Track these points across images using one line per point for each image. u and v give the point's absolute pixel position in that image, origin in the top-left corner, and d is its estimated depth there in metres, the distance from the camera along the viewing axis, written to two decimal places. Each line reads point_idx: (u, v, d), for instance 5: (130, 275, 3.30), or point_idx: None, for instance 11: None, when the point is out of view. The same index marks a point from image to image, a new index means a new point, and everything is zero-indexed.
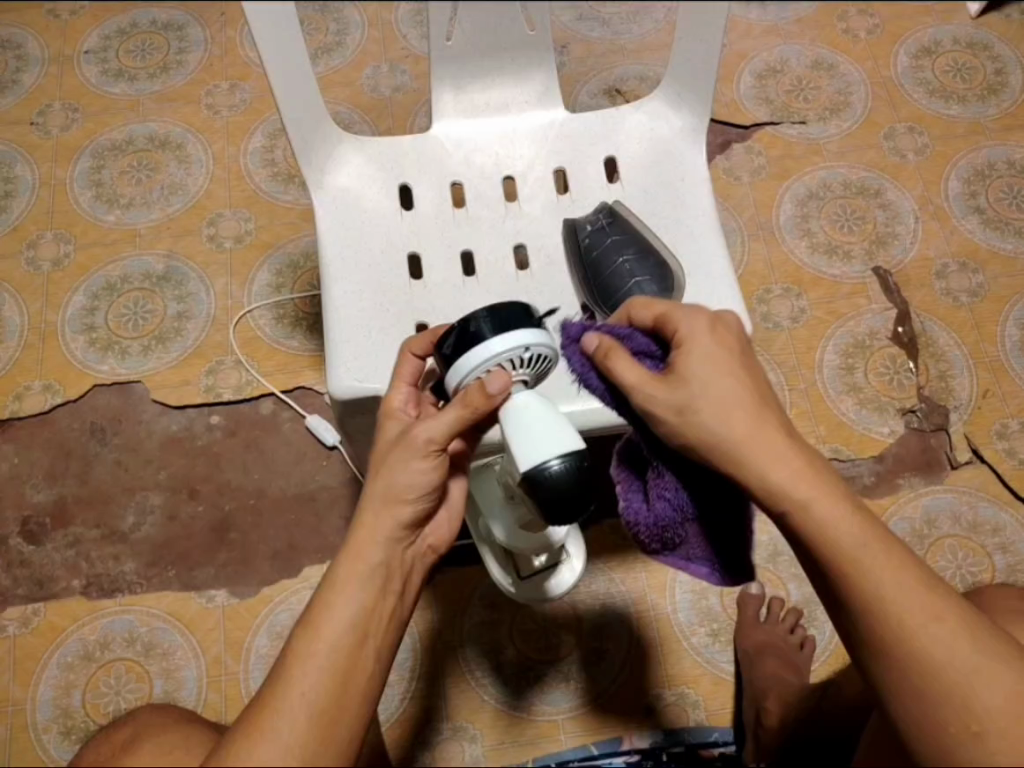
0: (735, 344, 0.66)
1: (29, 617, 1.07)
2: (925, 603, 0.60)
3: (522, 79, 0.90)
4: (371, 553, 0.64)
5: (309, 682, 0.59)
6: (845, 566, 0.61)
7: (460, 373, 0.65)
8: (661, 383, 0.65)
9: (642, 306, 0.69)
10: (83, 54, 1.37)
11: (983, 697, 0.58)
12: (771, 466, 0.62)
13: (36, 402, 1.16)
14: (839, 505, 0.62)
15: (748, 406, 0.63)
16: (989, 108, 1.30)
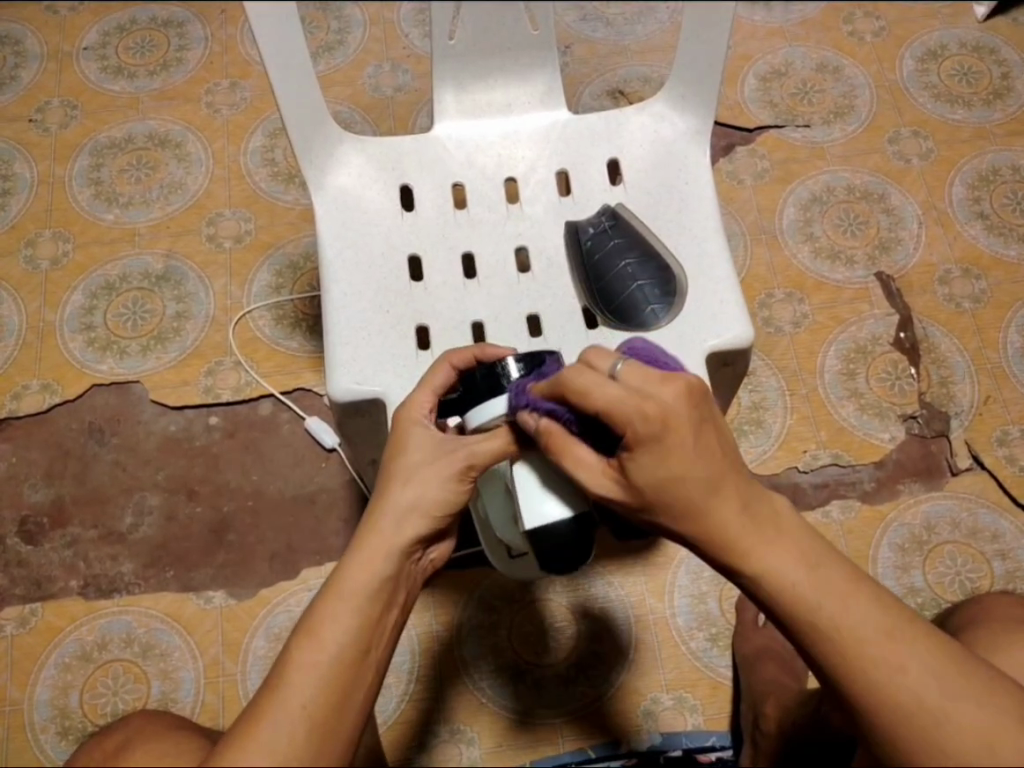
0: (688, 432, 0.58)
1: (27, 617, 1.06)
2: (890, 645, 0.57)
3: (525, 79, 0.89)
4: (384, 562, 0.64)
5: (309, 693, 0.59)
6: (804, 616, 0.58)
7: (484, 413, 0.70)
8: (611, 478, 0.62)
9: (576, 395, 0.61)
10: (81, 51, 1.36)
11: (955, 739, 0.56)
12: (723, 525, 0.59)
13: (34, 401, 1.16)
14: (795, 555, 0.59)
15: (700, 484, 0.58)
16: (995, 113, 1.29)
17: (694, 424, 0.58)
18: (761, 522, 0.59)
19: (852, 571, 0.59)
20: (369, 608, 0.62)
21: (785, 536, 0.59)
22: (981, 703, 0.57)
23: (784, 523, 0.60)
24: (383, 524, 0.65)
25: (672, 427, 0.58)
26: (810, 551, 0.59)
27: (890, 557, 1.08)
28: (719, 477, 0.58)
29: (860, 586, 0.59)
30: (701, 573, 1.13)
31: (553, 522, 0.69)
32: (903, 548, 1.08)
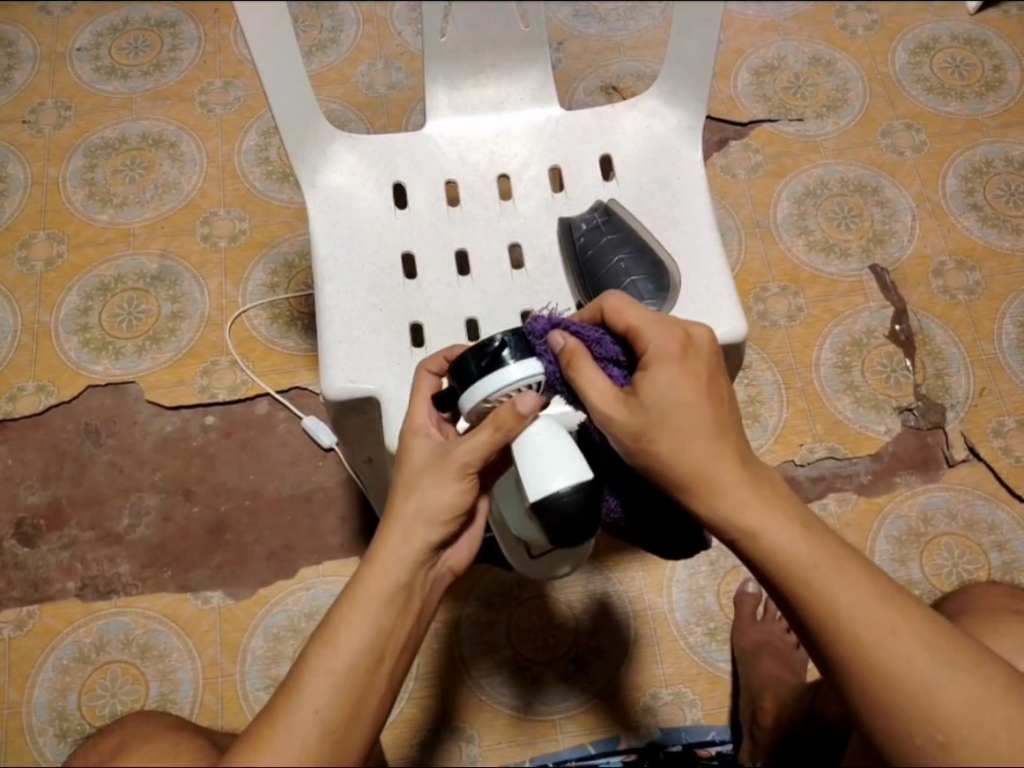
0: (704, 367, 0.63)
1: (25, 618, 1.06)
2: (881, 611, 0.58)
3: (517, 76, 0.89)
4: (399, 570, 0.63)
5: (321, 698, 0.59)
6: (797, 578, 0.60)
7: (478, 392, 0.67)
8: (621, 404, 0.63)
9: (612, 312, 0.66)
10: (74, 52, 1.36)
11: (945, 709, 0.57)
12: (723, 482, 0.61)
13: (30, 403, 1.16)
14: (792, 520, 0.61)
15: (711, 430, 0.62)
16: (988, 105, 1.29)
17: (709, 363, 0.64)
18: (757, 481, 0.62)
19: (842, 541, 0.62)
20: (382, 615, 0.62)
21: (777, 500, 0.62)
22: (971, 672, 0.58)
23: (779, 488, 0.63)
24: (391, 532, 0.64)
25: (690, 362, 0.63)
26: (802, 516, 0.62)
27: (888, 549, 1.08)
28: (724, 427, 0.62)
29: (849, 553, 0.61)
30: (699, 568, 1.13)
31: (558, 494, 0.64)
32: (901, 540, 1.08)
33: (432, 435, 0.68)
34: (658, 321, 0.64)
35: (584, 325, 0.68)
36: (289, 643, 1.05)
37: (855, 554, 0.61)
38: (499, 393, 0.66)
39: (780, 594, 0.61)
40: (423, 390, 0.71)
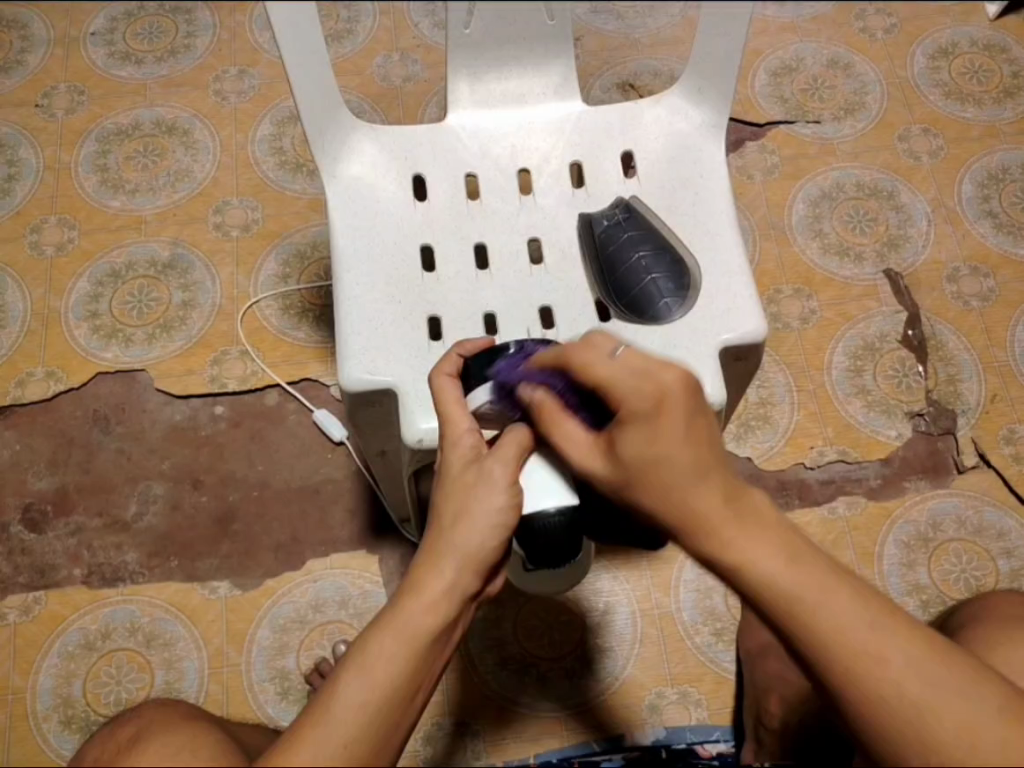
0: (678, 421, 0.58)
1: (31, 605, 1.06)
2: (873, 637, 0.56)
3: (540, 69, 0.89)
4: (444, 607, 0.61)
5: (351, 730, 0.57)
6: (785, 610, 0.57)
7: (488, 393, 0.70)
8: (602, 455, 0.63)
9: (580, 365, 0.61)
10: (88, 36, 1.35)
11: (937, 734, 0.56)
12: (708, 521, 0.57)
13: (38, 389, 1.15)
14: (779, 546, 0.57)
15: (689, 475, 0.58)
16: (1005, 112, 1.29)
17: (688, 410, 0.58)
18: (744, 513, 0.58)
19: (833, 562, 0.58)
20: (421, 651, 0.60)
21: (766, 529, 0.58)
22: (962, 692, 0.57)
23: (766, 514, 0.58)
24: (445, 564, 0.62)
25: (664, 416, 0.58)
26: (791, 540, 0.58)
27: (896, 554, 1.08)
28: (708, 468, 0.58)
29: (840, 576, 0.57)
30: (707, 569, 1.13)
31: (544, 514, 0.68)
32: (909, 546, 1.08)
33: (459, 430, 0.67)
34: (632, 372, 0.59)
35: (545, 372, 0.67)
36: (295, 634, 1.05)
37: (846, 576, 0.58)
38: (510, 396, 0.70)
39: (767, 621, 0.58)
40: (450, 400, 0.69)
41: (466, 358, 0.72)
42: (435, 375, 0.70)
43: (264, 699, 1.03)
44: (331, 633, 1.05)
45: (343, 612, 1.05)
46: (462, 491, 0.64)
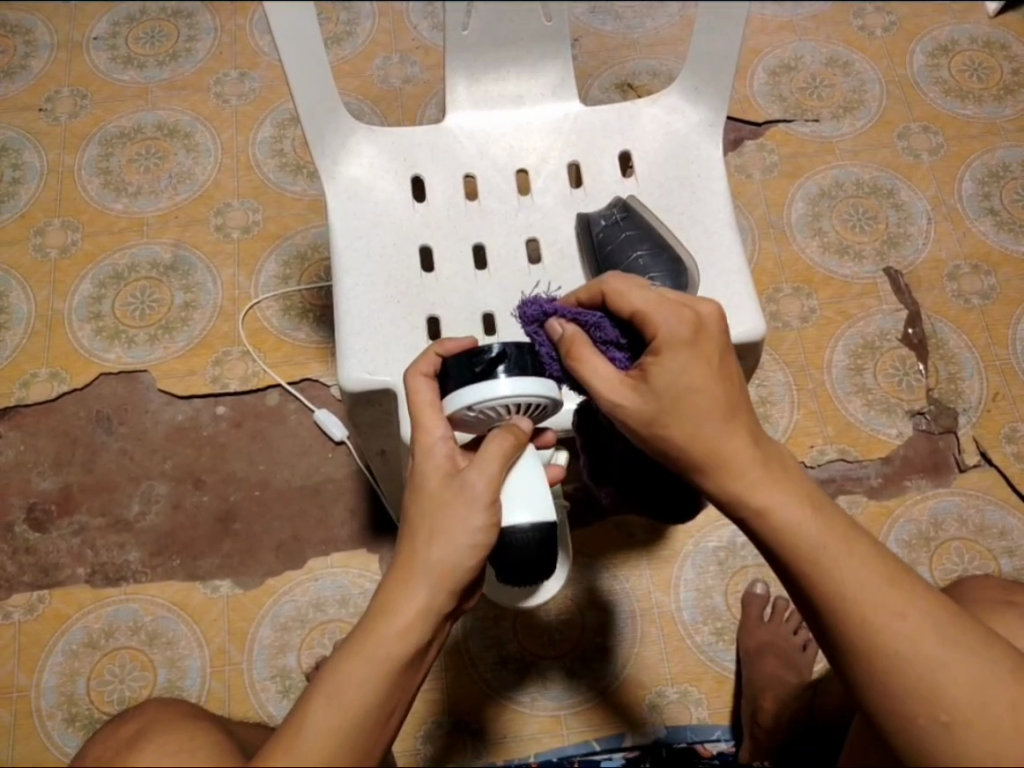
0: (715, 348, 0.62)
1: (35, 604, 1.07)
2: (890, 593, 0.58)
3: (537, 70, 0.89)
4: (417, 632, 0.61)
5: (326, 756, 0.56)
6: (807, 558, 0.59)
7: (464, 399, 0.68)
8: (632, 390, 0.63)
9: (613, 297, 0.65)
10: (91, 41, 1.36)
11: (950, 691, 0.57)
12: (738, 464, 0.61)
13: (43, 390, 1.16)
14: (802, 497, 0.61)
15: (723, 409, 0.61)
16: (1006, 109, 1.29)
17: (720, 342, 0.62)
18: (770, 462, 0.61)
19: (852, 523, 0.61)
20: (392, 675, 0.60)
21: (789, 480, 0.61)
22: (971, 654, 0.59)
23: (790, 466, 0.62)
24: (418, 585, 0.62)
25: (700, 344, 0.61)
26: (812, 493, 0.62)
27: (898, 553, 1.08)
28: (736, 409, 0.61)
29: (858, 535, 0.60)
30: (707, 568, 1.13)
31: (515, 531, 0.69)
32: (910, 544, 1.08)
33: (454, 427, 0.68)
34: (667, 303, 0.63)
35: (580, 311, 0.68)
36: (296, 633, 1.06)
37: (864, 536, 0.61)
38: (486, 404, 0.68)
39: (789, 575, 0.61)
40: (424, 403, 0.68)
41: (445, 357, 0.70)
42: (410, 378, 0.69)
43: (266, 697, 1.03)
44: (331, 631, 1.06)
45: (343, 611, 1.06)
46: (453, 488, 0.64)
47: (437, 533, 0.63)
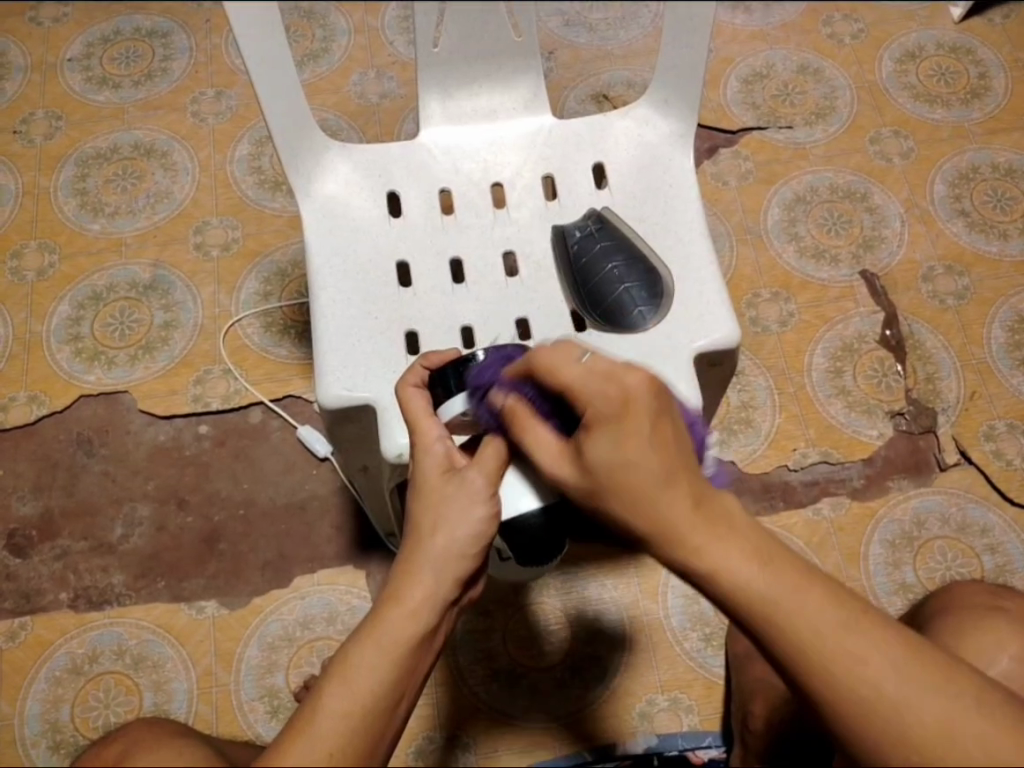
0: (644, 425, 0.56)
1: (17, 631, 1.05)
2: (846, 635, 0.54)
3: (509, 85, 0.90)
4: (425, 615, 0.63)
5: (337, 739, 0.57)
6: (760, 613, 0.55)
7: (460, 405, 0.70)
8: (572, 464, 0.61)
9: (546, 371, 0.61)
10: (66, 62, 1.36)
11: (916, 727, 0.54)
12: (677, 533, 0.55)
13: (21, 414, 1.15)
14: (751, 551, 0.55)
15: (656, 483, 0.56)
16: (974, 112, 1.31)
17: (653, 413, 0.57)
18: (713, 521, 0.56)
19: (805, 564, 0.56)
20: (401, 659, 0.61)
21: (739, 535, 0.56)
22: (938, 690, 0.54)
23: (737, 522, 0.56)
24: (423, 574, 0.64)
25: (629, 421, 0.56)
26: (762, 546, 0.56)
27: (882, 553, 1.09)
28: (675, 477, 0.56)
29: (811, 577, 0.55)
30: None
31: (527, 515, 0.71)
32: (894, 544, 1.09)
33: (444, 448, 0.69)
34: (593, 376, 0.59)
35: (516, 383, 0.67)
36: (284, 652, 1.05)
37: (818, 577, 0.56)
38: (482, 406, 0.70)
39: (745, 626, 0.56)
40: (417, 410, 0.70)
41: (432, 369, 0.73)
42: (401, 389, 0.71)
43: (254, 719, 1.02)
44: (320, 649, 1.05)
45: (331, 628, 1.05)
46: (445, 496, 0.66)
47: (441, 523, 0.65)
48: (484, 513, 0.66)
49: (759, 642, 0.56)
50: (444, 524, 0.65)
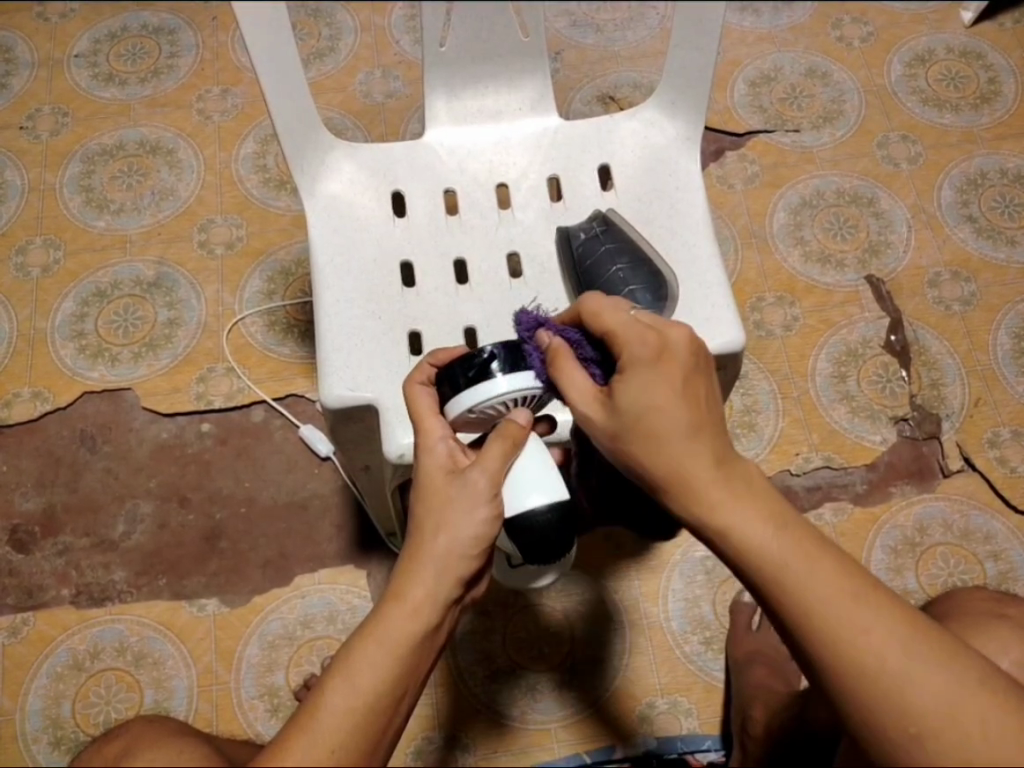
0: (680, 371, 0.59)
1: (18, 626, 1.06)
2: (852, 602, 0.54)
3: (515, 86, 0.90)
4: (426, 613, 0.62)
5: (339, 736, 0.57)
6: (768, 575, 0.56)
7: (464, 402, 0.69)
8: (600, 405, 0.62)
9: (590, 314, 0.64)
10: (72, 58, 1.36)
11: (920, 702, 0.53)
12: (697, 484, 0.57)
13: (25, 409, 1.16)
14: (767, 516, 0.57)
15: (685, 429, 0.58)
16: (982, 117, 1.30)
17: (687, 365, 0.59)
18: (732, 477, 0.58)
19: (817, 531, 0.57)
20: (404, 657, 0.61)
21: (755, 496, 0.57)
22: (946, 669, 0.54)
23: (757, 482, 0.58)
24: (424, 571, 0.63)
25: (663, 367, 0.59)
26: (778, 509, 0.57)
27: (884, 559, 1.08)
28: (703, 427, 0.58)
29: (824, 546, 0.56)
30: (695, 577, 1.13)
31: (534, 512, 0.71)
32: (897, 550, 1.09)
33: (446, 448, 0.68)
34: (638, 323, 0.61)
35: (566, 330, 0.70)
36: (284, 651, 1.05)
37: (831, 545, 0.57)
38: (487, 403, 0.69)
39: (756, 590, 0.57)
40: (424, 408, 0.70)
41: (439, 367, 0.72)
42: (409, 388, 0.71)
43: (254, 717, 1.03)
44: (320, 648, 1.05)
45: (331, 627, 1.05)
46: (450, 497, 0.66)
47: (444, 523, 0.64)
48: (489, 513, 0.65)
49: (766, 600, 0.57)
50: (447, 524, 0.64)
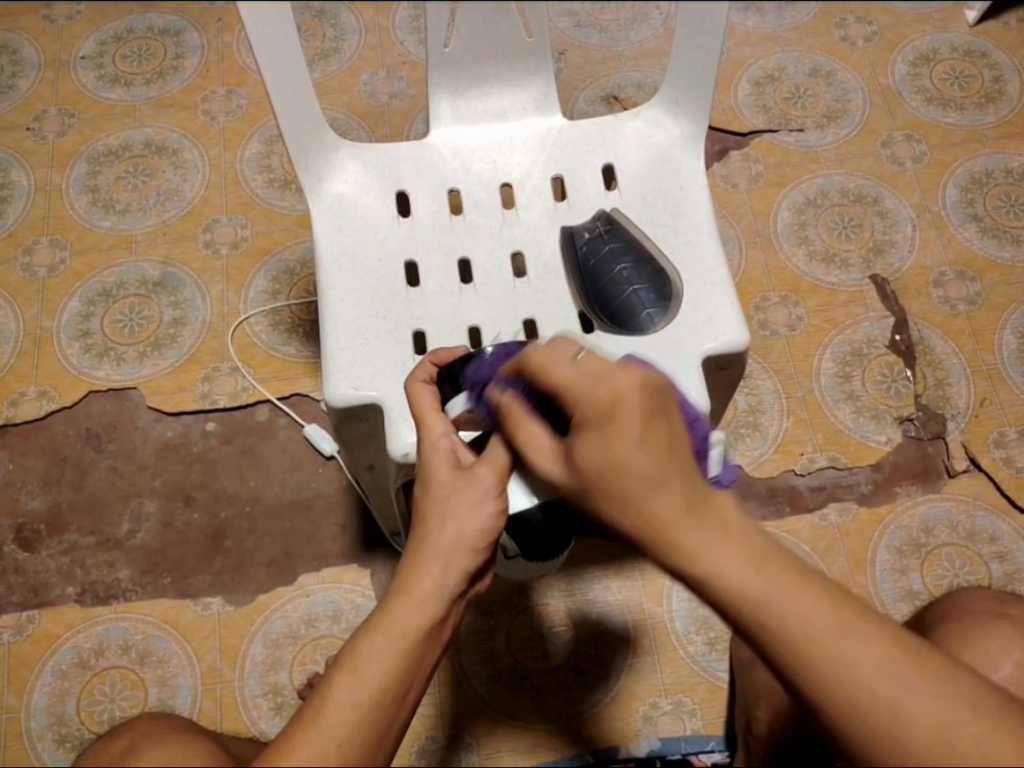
0: (633, 425, 0.54)
1: (24, 624, 1.06)
2: (841, 639, 0.52)
3: (519, 86, 0.90)
4: (432, 606, 0.62)
5: (345, 730, 0.57)
6: (752, 619, 0.52)
7: (466, 400, 0.70)
8: (559, 463, 0.60)
9: (538, 368, 0.60)
10: (78, 60, 1.37)
11: (913, 731, 0.52)
12: (669, 529, 0.53)
13: (31, 408, 1.16)
14: (745, 553, 0.53)
15: (649, 480, 0.53)
16: (987, 117, 1.30)
17: (641, 417, 0.54)
18: (708, 521, 0.53)
19: (799, 561, 0.53)
20: (411, 651, 0.61)
21: (732, 534, 0.53)
22: (937, 694, 0.53)
23: (731, 520, 0.54)
24: (430, 564, 0.63)
25: (616, 422, 0.54)
26: (757, 547, 0.53)
27: (888, 560, 1.08)
28: (669, 476, 0.53)
29: (809, 578, 0.53)
30: None
31: (533, 506, 0.72)
32: (901, 551, 1.08)
33: (449, 445, 0.68)
34: (586, 375, 0.57)
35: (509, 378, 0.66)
36: (288, 650, 1.05)
37: (815, 576, 0.53)
38: (488, 402, 0.70)
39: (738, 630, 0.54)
40: (425, 405, 0.70)
41: (443, 366, 0.74)
42: (412, 387, 0.72)
43: (257, 715, 1.03)
44: (323, 647, 1.05)
45: (335, 626, 1.06)
46: (454, 492, 0.66)
47: (448, 518, 0.65)
48: (493, 508, 0.66)
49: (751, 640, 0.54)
50: (451, 518, 0.65)
